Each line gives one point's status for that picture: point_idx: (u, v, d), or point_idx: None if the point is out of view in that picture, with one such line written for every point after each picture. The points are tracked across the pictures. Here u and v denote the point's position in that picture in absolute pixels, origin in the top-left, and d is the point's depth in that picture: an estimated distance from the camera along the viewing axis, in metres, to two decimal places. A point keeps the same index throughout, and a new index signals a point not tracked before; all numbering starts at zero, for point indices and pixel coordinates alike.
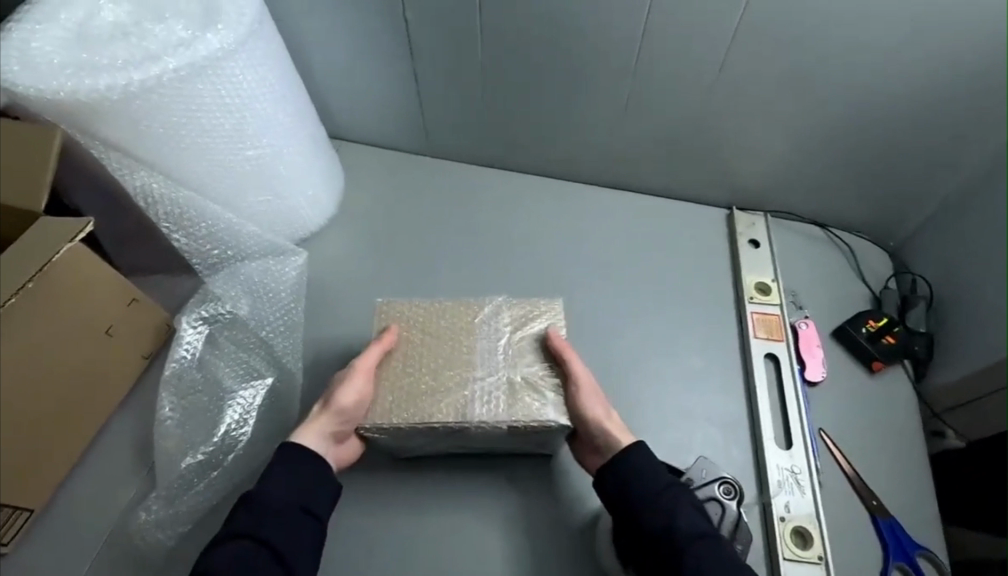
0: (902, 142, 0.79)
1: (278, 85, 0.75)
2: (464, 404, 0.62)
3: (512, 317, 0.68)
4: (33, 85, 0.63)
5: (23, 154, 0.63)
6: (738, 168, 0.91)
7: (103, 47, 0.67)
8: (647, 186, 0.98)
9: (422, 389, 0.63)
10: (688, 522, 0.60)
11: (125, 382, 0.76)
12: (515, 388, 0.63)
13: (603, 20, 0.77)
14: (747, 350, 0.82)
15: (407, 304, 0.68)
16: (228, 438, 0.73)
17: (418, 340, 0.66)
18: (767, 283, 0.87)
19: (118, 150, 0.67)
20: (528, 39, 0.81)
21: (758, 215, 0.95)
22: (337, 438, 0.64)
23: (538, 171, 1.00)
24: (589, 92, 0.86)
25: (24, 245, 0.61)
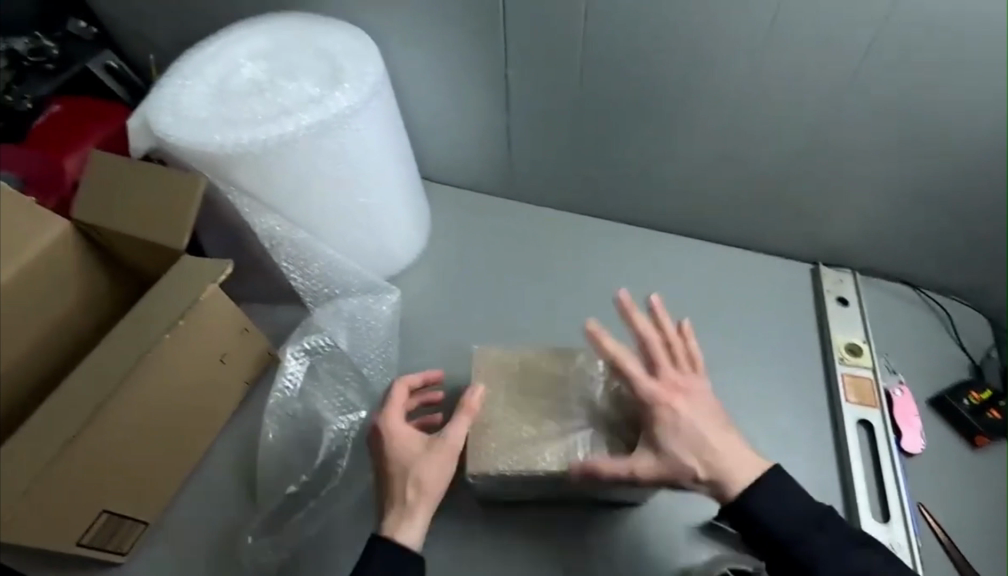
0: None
1: (391, 137, 0.80)
2: (571, 453, 0.64)
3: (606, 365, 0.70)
4: (183, 135, 0.70)
5: (170, 199, 0.70)
6: (829, 223, 0.91)
7: (242, 101, 0.73)
8: (729, 238, 0.99)
9: (523, 437, 0.65)
10: (832, 540, 0.61)
11: (229, 405, 0.81)
12: (616, 438, 0.66)
13: (702, 77, 0.80)
14: (838, 414, 0.81)
15: (504, 351, 0.71)
16: (326, 468, 0.77)
17: (516, 387, 0.68)
18: (858, 345, 0.85)
19: (250, 195, 0.74)
20: (629, 93, 0.84)
21: (846, 272, 0.94)
22: (439, 492, 0.64)
23: (620, 217, 1.02)
24: (684, 144, 0.88)
25: (174, 280, 0.65)
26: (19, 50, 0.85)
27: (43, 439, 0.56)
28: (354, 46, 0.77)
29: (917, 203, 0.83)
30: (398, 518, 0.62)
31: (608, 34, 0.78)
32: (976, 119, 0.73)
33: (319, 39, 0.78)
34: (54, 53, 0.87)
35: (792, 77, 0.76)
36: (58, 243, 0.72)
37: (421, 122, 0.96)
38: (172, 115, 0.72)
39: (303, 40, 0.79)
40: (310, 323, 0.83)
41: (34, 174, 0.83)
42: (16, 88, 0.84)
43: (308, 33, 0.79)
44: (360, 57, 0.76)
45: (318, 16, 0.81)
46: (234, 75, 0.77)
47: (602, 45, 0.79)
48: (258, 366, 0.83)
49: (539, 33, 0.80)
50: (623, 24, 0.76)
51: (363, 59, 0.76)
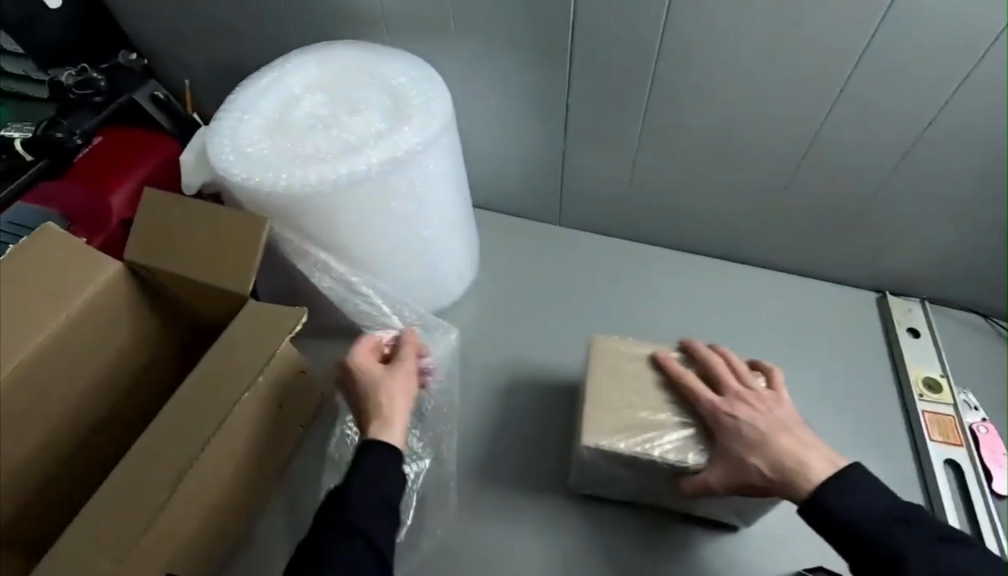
0: None
1: (454, 170, 0.77)
2: (687, 446, 0.65)
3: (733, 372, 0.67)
4: (248, 172, 0.67)
5: (233, 242, 0.67)
6: (901, 255, 0.88)
7: (304, 136, 0.70)
8: (788, 266, 0.96)
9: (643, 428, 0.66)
10: (923, 534, 0.55)
11: (293, 454, 0.76)
12: None
13: (770, 110, 0.77)
14: (921, 452, 0.78)
15: (627, 342, 0.70)
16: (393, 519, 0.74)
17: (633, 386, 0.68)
18: (936, 379, 0.83)
19: (315, 234, 0.71)
20: (701, 127, 0.81)
21: (914, 301, 0.92)
22: (398, 403, 0.63)
23: (677, 246, 0.99)
24: (754, 177, 0.85)
25: (245, 335, 0.60)
26: (66, 83, 0.83)
27: (131, 511, 0.52)
28: (416, 79, 0.74)
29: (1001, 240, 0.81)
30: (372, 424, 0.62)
31: (674, 67, 0.75)
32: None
33: (379, 70, 0.75)
34: (102, 84, 0.83)
35: (866, 111, 0.73)
36: (114, 286, 0.68)
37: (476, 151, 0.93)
38: (233, 151, 0.69)
39: (361, 71, 0.76)
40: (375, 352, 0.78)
41: (74, 212, 0.79)
42: (64, 122, 0.80)
43: (367, 64, 0.76)
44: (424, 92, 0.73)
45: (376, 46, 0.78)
46: (292, 106, 0.73)
47: (666, 77, 0.77)
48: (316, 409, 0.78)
49: (604, 66, 0.77)
50: (703, 60, 0.73)
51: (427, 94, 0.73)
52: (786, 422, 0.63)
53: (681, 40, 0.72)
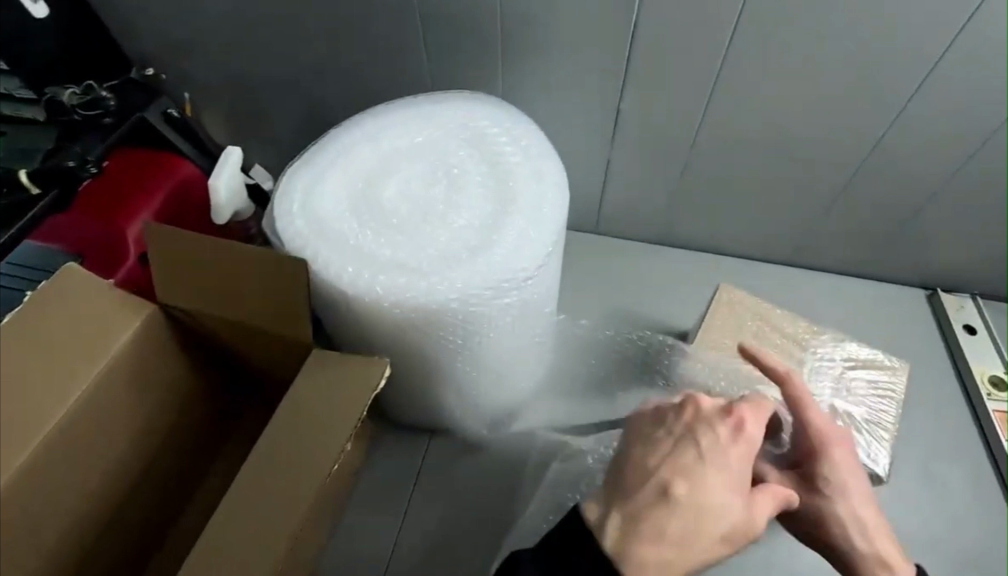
0: None
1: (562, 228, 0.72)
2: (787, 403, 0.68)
3: (856, 356, 0.71)
4: (386, 288, 0.60)
5: (268, 282, 0.58)
6: (958, 254, 0.86)
7: (425, 231, 0.62)
8: (836, 269, 0.93)
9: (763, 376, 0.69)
10: None
11: (340, 499, 0.72)
12: (834, 411, 0.67)
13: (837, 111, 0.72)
14: (999, 456, 0.77)
15: (747, 295, 0.75)
16: None
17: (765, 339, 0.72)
18: (1000, 377, 0.82)
19: (470, 337, 0.64)
20: (763, 133, 0.77)
21: (965, 297, 0.91)
22: (721, 504, 0.50)
23: (726, 253, 0.95)
24: (814, 182, 0.81)
25: (313, 397, 0.56)
26: (71, 104, 0.74)
27: None
28: (501, 122, 0.69)
29: None
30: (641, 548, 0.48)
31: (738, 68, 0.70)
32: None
33: (468, 125, 0.69)
34: (111, 104, 0.76)
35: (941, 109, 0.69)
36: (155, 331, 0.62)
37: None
38: (354, 261, 0.60)
39: (446, 134, 0.68)
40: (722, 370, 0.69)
41: (90, 249, 0.71)
42: (75, 149, 0.72)
43: (443, 130, 0.68)
44: (519, 144, 0.67)
45: (439, 99, 0.71)
46: (379, 185, 0.65)
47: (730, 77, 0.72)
48: (361, 451, 0.74)
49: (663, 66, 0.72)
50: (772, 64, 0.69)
51: (517, 143, 0.67)
52: (858, 471, 0.61)
53: (756, 39, 0.67)
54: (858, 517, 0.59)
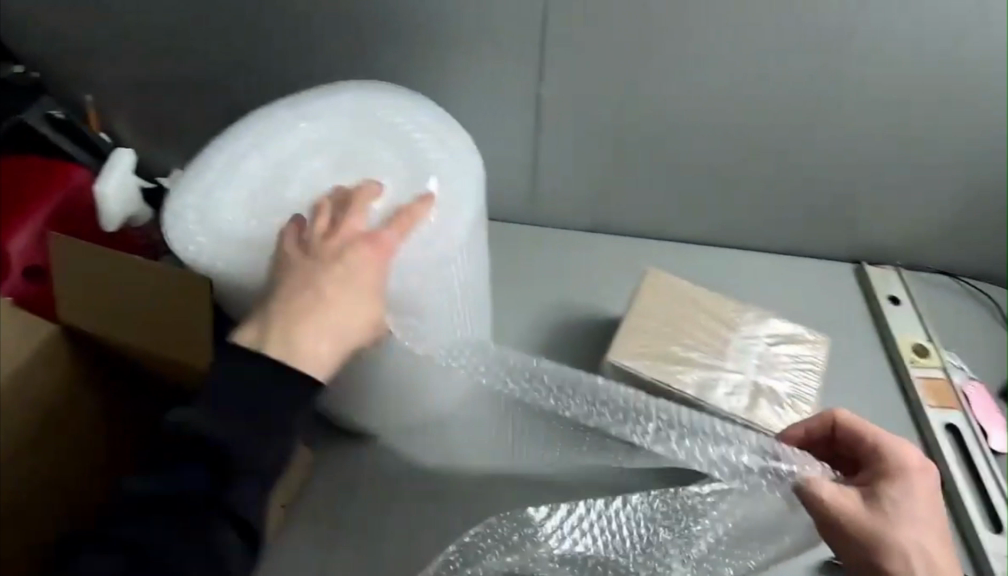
0: None
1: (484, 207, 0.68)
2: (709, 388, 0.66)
3: (779, 333, 0.70)
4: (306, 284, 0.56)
5: (174, 302, 0.60)
6: (878, 222, 0.88)
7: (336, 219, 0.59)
8: (765, 248, 0.93)
9: (694, 357, 0.67)
10: None
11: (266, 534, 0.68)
12: (758, 395, 0.65)
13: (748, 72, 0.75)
14: (922, 419, 0.78)
15: (678, 280, 0.74)
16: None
17: (688, 321, 0.70)
18: (924, 344, 0.84)
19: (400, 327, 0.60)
20: (683, 102, 0.78)
21: (889, 269, 0.92)
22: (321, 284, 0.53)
23: (661, 237, 0.94)
24: (737, 152, 0.82)
25: None
26: None
27: None
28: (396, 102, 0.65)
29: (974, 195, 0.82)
30: (288, 311, 0.51)
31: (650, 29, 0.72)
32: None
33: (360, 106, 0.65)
34: None
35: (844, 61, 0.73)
36: (26, 382, 0.63)
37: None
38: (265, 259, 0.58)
39: (356, 125, 0.64)
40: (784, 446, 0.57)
41: None
42: None
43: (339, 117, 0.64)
44: (421, 122, 0.64)
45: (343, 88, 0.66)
46: (281, 184, 0.61)
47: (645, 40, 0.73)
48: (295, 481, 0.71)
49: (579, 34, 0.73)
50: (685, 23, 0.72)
51: (431, 128, 0.64)
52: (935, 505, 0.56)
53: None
54: (924, 546, 0.54)
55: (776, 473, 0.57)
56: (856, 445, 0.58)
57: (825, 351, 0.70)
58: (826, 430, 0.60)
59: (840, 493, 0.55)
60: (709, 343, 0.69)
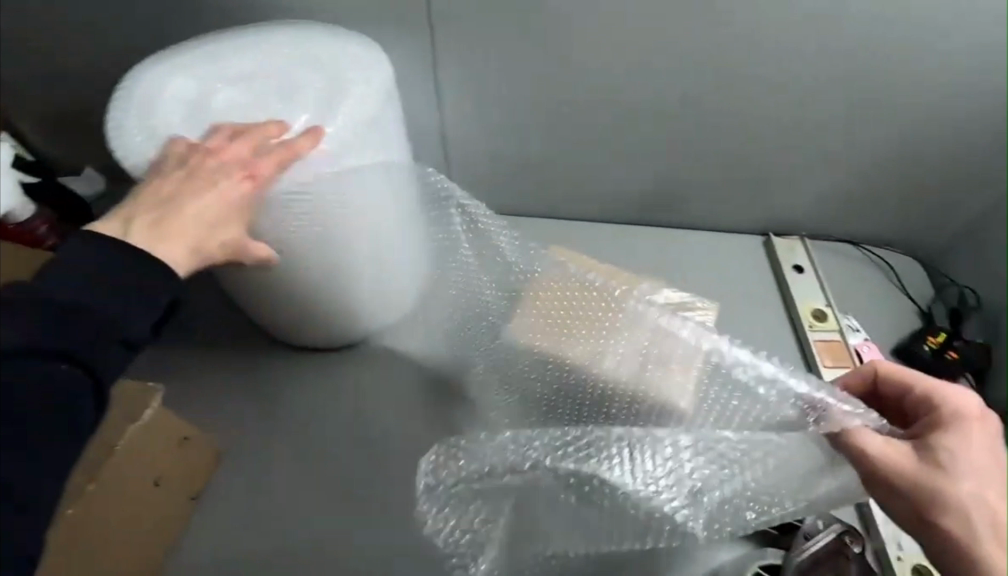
0: (925, 154, 0.82)
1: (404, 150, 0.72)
2: (598, 357, 0.61)
3: (672, 301, 0.72)
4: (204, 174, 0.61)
5: None
6: (780, 195, 0.91)
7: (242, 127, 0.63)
8: (675, 223, 0.96)
9: (593, 329, 0.62)
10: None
11: (172, 525, 0.71)
12: (645, 361, 0.59)
13: (628, 52, 0.76)
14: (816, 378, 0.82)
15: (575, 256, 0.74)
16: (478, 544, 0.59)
17: (563, 305, 0.63)
18: (822, 309, 0.88)
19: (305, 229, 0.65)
20: (580, 85, 0.80)
21: (795, 238, 0.96)
22: (197, 195, 0.52)
23: (576, 215, 0.97)
24: (637, 133, 0.85)
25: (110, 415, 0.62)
26: None
27: None
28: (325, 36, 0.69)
29: (863, 168, 0.86)
30: (165, 202, 0.51)
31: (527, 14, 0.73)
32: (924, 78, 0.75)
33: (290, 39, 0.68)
34: None
35: (721, 42, 0.74)
36: None
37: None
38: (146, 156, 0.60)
39: (296, 61, 0.67)
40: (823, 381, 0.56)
41: None
42: None
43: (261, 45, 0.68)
44: (343, 52, 0.67)
45: (270, 26, 0.70)
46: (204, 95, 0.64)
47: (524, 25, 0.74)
48: (204, 474, 0.75)
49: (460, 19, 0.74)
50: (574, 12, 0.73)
51: (365, 65, 0.66)
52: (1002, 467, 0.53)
53: None
54: (987, 501, 0.51)
55: (825, 416, 0.54)
56: (903, 396, 0.57)
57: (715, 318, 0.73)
58: (867, 385, 0.60)
59: (887, 446, 0.53)
60: (588, 329, 0.62)
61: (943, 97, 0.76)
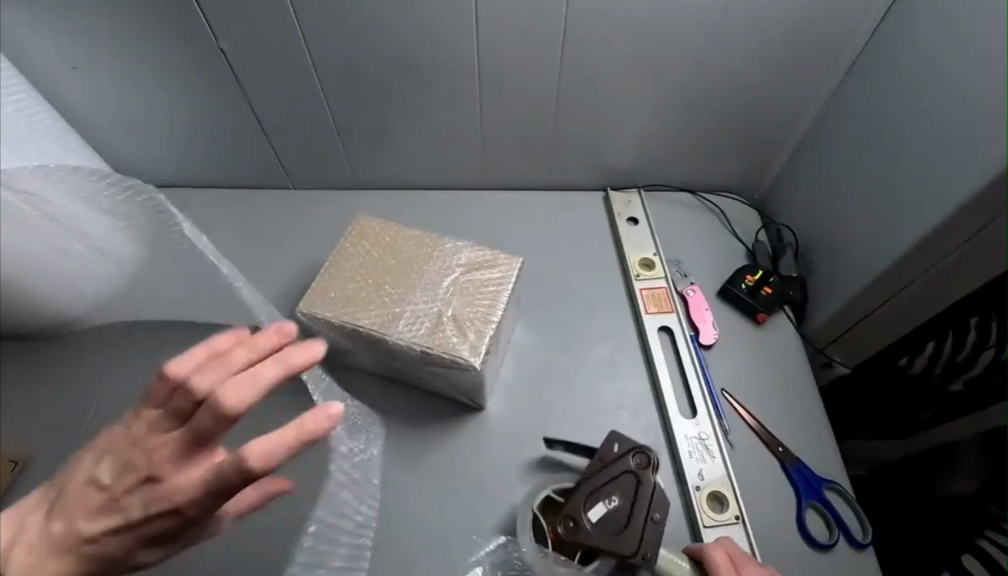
0: (731, 100, 0.85)
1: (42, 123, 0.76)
2: (392, 321, 0.66)
3: (471, 259, 0.71)
4: None
5: None
6: (606, 148, 0.92)
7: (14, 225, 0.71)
8: (515, 185, 0.98)
9: (409, 289, 0.68)
10: (805, 490, 0.71)
11: None
12: (440, 322, 0.66)
13: (422, 18, 0.75)
14: (641, 326, 0.84)
15: (380, 222, 0.74)
16: (647, 530, 0.65)
17: (387, 263, 0.71)
18: (651, 259, 0.89)
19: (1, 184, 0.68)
20: (375, 49, 0.78)
21: (632, 192, 0.96)
22: None
23: (417, 183, 0.97)
24: (452, 97, 0.84)
25: None
26: None
27: None
28: None
29: (674, 114, 0.87)
30: None
31: None
32: (704, 20, 0.75)
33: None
34: None
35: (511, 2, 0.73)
36: None
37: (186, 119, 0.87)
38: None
39: None
40: (693, 363, 0.80)
41: None
42: None
43: None
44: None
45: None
46: None
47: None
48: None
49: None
50: None
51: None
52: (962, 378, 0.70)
53: None
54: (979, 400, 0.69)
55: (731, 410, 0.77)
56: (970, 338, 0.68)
57: (519, 271, 0.72)
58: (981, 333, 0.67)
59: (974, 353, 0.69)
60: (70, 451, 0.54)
61: (735, 37, 0.77)
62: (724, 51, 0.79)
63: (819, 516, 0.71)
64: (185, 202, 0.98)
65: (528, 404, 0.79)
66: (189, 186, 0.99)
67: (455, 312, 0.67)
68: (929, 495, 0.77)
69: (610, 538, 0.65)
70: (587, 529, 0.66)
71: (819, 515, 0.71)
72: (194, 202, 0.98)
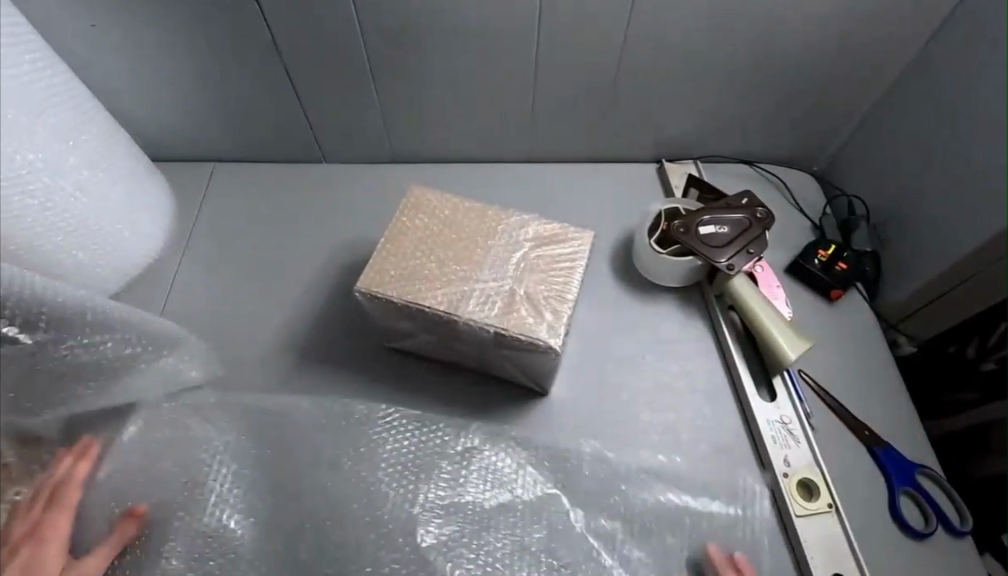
0: (803, 65, 0.79)
1: (78, 93, 0.69)
2: (460, 300, 0.61)
3: (541, 233, 0.66)
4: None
5: None
6: (664, 118, 0.86)
7: (52, 192, 0.64)
8: (562, 157, 0.92)
9: (474, 266, 0.63)
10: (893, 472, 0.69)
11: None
12: (514, 299, 0.61)
13: None
14: (710, 306, 0.79)
15: (438, 193, 0.68)
16: (743, 253, 0.75)
17: (447, 238, 0.65)
18: None
19: (51, 166, 0.64)
20: (419, 18, 0.72)
21: (688, 164, 0.91)
22: None
23: (458, 157, 0.92)
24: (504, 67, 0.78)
25: None
26: None
27: None
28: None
29: (736, 87, 0.82)
30: None
31: None
32: None
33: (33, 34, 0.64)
34: None
35: None
36: None
37: (212, 90, 0.81)
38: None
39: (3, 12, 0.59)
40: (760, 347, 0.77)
41: None
42: None
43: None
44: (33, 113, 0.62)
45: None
46: None
47: None
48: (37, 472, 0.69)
49: None
50: None
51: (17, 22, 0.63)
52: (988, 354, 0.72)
53: None
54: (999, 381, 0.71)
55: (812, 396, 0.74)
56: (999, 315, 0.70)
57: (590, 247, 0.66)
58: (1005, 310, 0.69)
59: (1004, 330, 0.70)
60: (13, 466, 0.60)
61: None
62: (803, 14, 0.72)
63: (914, 504, 0.68)
64: (210, 176, 0.92)
65: (594, 389, 0.75)
66: (212, 158, 0.93)
67: (528, 290, 0.61)
68: (960, 471, 0.76)
69: (711, 255, 0.74)
70: (694, 236, 0.75)
71: (914, 503, 0.68)
72: (220, 175, 0.92)
